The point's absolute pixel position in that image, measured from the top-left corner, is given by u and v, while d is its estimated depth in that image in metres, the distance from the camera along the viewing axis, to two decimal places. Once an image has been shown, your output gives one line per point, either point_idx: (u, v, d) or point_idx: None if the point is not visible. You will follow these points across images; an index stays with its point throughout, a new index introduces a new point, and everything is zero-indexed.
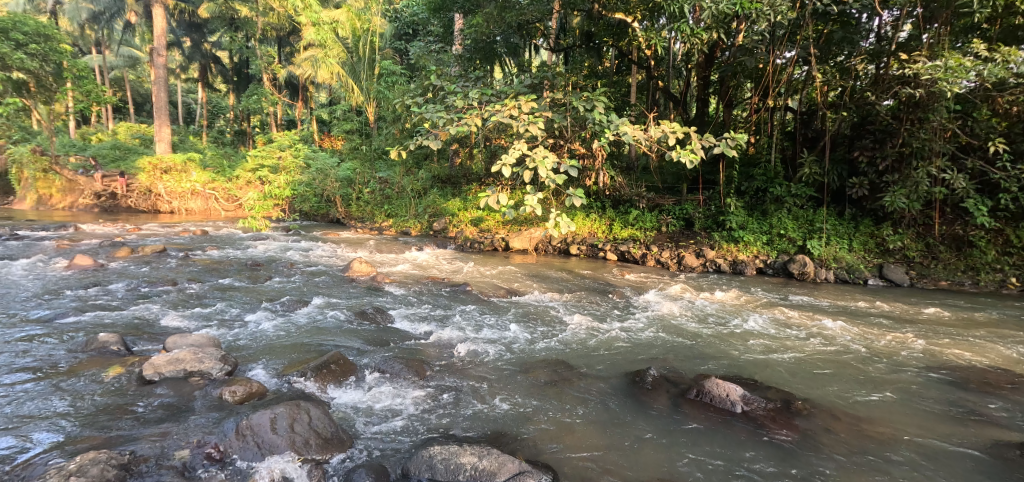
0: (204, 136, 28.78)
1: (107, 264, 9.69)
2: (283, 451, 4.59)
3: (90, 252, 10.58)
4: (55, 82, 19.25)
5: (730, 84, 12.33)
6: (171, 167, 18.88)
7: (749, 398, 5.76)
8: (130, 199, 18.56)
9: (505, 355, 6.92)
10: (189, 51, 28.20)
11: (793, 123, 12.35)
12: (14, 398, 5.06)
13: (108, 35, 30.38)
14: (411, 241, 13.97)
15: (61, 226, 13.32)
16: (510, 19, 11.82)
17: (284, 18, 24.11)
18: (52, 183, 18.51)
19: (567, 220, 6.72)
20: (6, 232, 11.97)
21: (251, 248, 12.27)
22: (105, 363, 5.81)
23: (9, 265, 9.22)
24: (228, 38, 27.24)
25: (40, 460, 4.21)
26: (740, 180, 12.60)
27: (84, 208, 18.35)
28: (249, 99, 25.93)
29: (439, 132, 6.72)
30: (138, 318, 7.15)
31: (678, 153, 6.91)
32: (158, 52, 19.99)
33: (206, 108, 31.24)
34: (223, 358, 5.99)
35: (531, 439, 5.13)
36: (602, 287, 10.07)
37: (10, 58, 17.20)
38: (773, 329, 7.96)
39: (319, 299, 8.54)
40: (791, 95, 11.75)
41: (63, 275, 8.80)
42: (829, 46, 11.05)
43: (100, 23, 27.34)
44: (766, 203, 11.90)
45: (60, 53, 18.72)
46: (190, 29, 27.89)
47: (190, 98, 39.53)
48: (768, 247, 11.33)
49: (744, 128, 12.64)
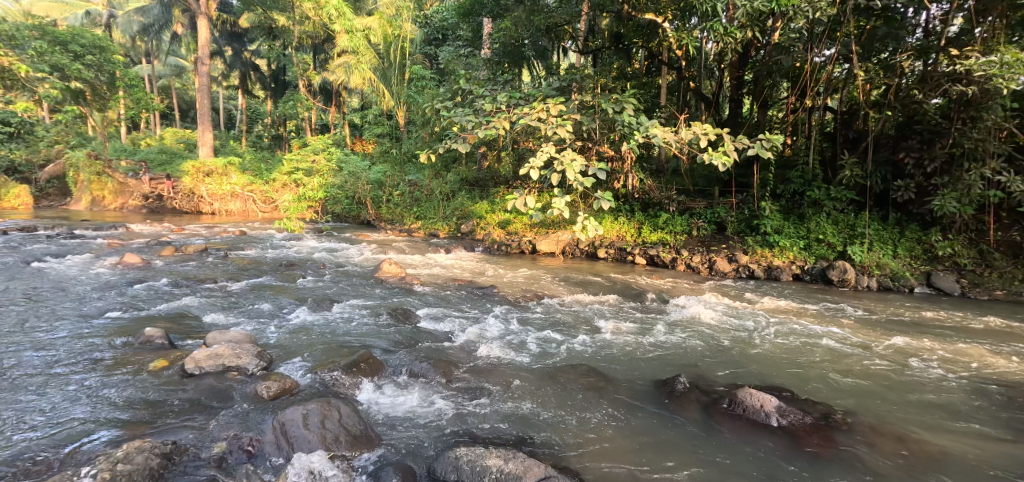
0: (243, 141, 30.06)
1: (153, 262, 10.25)
2: (315, 447, 4.72)
3: (137, 250, 11.21)
4: (109, 91, 20.45)
5: (765, 84, 11.65)
6: (213, 170, 19.80)
7: (785, 409, 5.54)
8: (176, 200, 19.58)
9: (530, 358, 6.93)
10: (230, 59, 29.43)
11: (833, 123, 11.97)
12: (69, 388, 5.39)
13: (156, 46, 32.11)
14: (439, 243, 14.16)
15: (113, 226, 14.20)
16: (538, 22, 11.90)
17: (319, 27, 24.81)
18: (105, 186, 19.68)
19: (595, 223, 6.64)
20: (63, 232, 12.83)
21: (285, 248, 12.71)
22: (152, 356, 6.13)
23: (64, 262, 9.87)
24: (267, 47, 28.29)
25: (89, 447, 4.49)
26: (776, 182, 12.20)
27: (134, 209, 19.58)
28: (286, 105, 26.91)
29: (467, 135, 6.81)
30: (180, 313, 7.51)
31: (711, 156, 6.73)
32: (202, 61, 21.03)
33: (247, 114, 32.56)
34: (259, 354, 6.26)
35: (555, 445, 5.11)
36: (631, 291, 9.93)
37: (70, 69, 18.44)
38: (811, 338, 7.66)
39: (350, 299, 8.74)
40: (831, 94, 11.32)
41: (112, 272, 9.36)
42: (872, 42, 10.53)
43: (150, 34, 28.83)
44: (803, 207, 11.47)
45: (113, 64, 19.97)
46: (232, 39, 29.18)
47: (231, 105, 41.26)
48: (806, 252, 10.89)
49: (780, 129, 12.20)
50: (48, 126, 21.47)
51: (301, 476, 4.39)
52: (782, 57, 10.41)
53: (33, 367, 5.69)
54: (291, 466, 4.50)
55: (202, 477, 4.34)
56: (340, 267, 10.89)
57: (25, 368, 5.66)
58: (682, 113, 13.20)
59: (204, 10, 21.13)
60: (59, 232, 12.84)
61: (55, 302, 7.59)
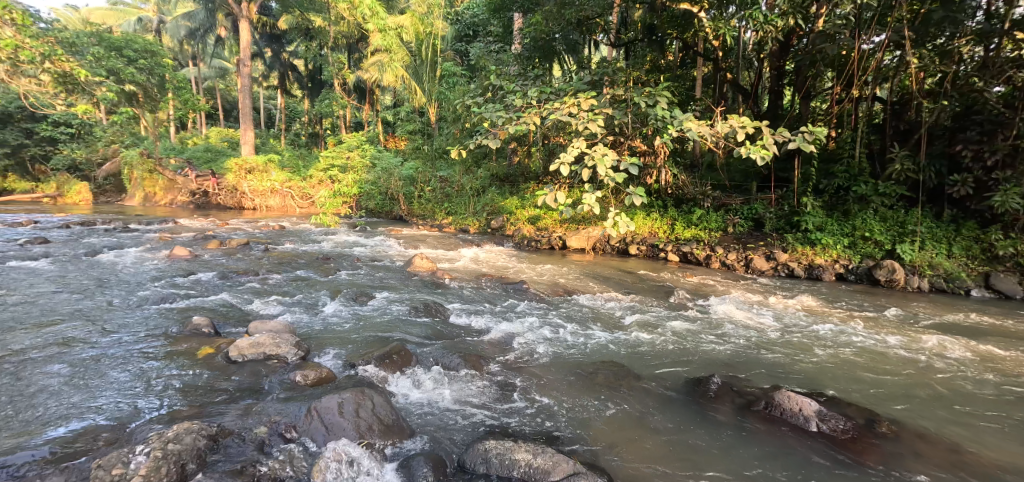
0: (283, 139, 31.20)
1: (200, 255, 10.82)
2: (349, 433, 4.90)
3: (186, 244, 11.87)
4: (160, 93, 21.60)
5: (808, 75, 11.35)
6: (255, 168, 20.60)
7: (825, 414, 5.33)
8: (220, 196, 20.53)
9: (558, 354, 6.92)
10: (270, 60, 30.43)
11: (882, 115, 11.33)
12: (122, 372, 5.76)
13: (202, 50, 33.57)
14: (469, 239, 14.31)
15: (164, 220, 15.05)
16: (569, 16, 11.68)
17: (353, 27, 25.00)
18: (156, 182, 20.99)
19: (627, 220, 6.52)
20: (121, 226, 13.72)
21: (321, 242, 13.16)
22: (199, 343, 6.49)
23: (121, 254, 10.56)
24: (305, 47, 29.14)
25: (144, 426, 4.81)
26: (818, 177, 11.64)
27: (183, 204, 20.78)
28: (322, 104, 27.68)
29: (498, 131, 6.79)
30: (225, 304, 7.91)
31: (748, 149, 6.50)
32: (244, 62, 21.90)
33: (285, 113, 33.65)
34: (297, 344, 6.50)
35: (583, 440, 5.10)
36: (663, 288, 9.77)
37: (125, 72, 19.57)
38: (854, 340, 7.35)
39: (383, 293, 8.97)
40: (881, 83, 10.61)
41: (164, 264, 9.94)
42: (926, 27, 9.83)
43: (197, 38, 30.19)
44: (848, 202, 10.82)
45: (163, 67, 21.13)
46: (271, 40, 30.18)
47: (271, 105, 42.80)
48: (851, 250, 10.37)
49: (824, 122, 11.60)
50: (105, 126, 22.81)
51: (335, 461, 4.57)
52: (826, 46, 9.79)
53: (90, 353, 6.09)
54: (326, 453, 4.67)
55: (245, 458, 4.58)
56: (373, 261, 11.21)
57: (83, 354, 6.06)
58: (717, 106, 12.68)
59: (247, 13, 22.01)
60: (115, 226, 13.66)
61: (109, 292, 8.10)
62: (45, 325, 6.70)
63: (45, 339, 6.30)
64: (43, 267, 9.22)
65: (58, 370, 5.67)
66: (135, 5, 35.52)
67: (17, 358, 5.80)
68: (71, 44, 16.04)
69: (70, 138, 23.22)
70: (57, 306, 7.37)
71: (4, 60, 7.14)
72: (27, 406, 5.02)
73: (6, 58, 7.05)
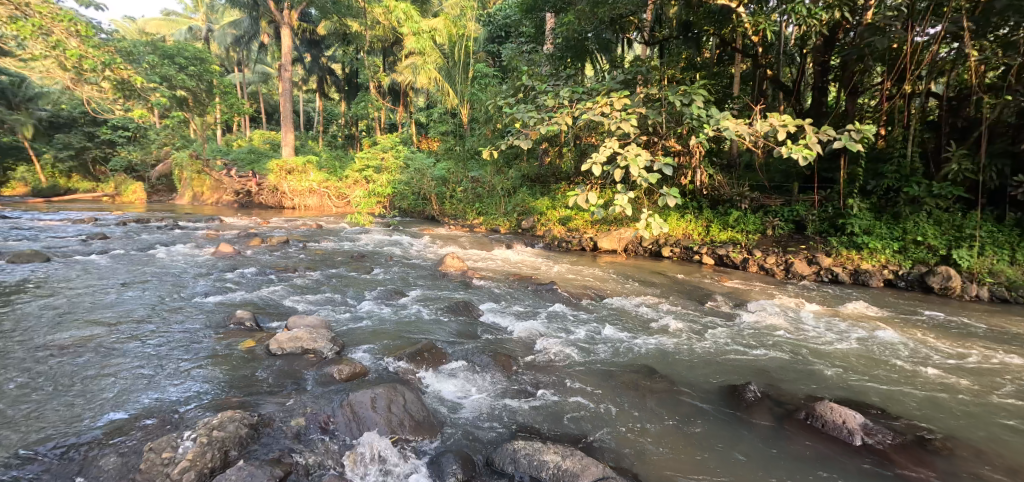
0: (320, 141, 32.25)
1: (243, 252, 11.34)
2: (381, 428, 5.02)
3: (230, 241, 12.45)
4: (207, 98, 22.81)
5: (856, 69, 10.85)
6: (294, 168, 21.40)
7: (870, 427, 5.08)
8: (262, 196, 21.45)
9: (585, 356, 6.85)
10: (309, 65, 31.39)
11: (937, 111, 10.60)
12: (172, 362, 6.10)
13: (247, 56, 35.03)
14: (499, 239, 14.37)
15: (210, 219, 15.80)
16: (602, 14, 11.37)
17: (389, 31, 25.51)
18: (204, 183, 22.34)
19: (660, 221, 6.34)
20: (171, 224, 14.53)
21: (356, 241, 13.53)
22: (243, 336, 6.83)
23: (171, 251, 11.19)
24: (343, 52, 29.88)
25: (192, 414, 5.09)
26: (867, 177, 10.93)
27: (228, 203, 21.85)
28: (358, 106, 28.38)
29: (530, 132, 6.77)
30: (266, 299, 8.27)
31: (790, 149, 6.23)
32: (285, 67, 22.75)
33: (323, 115, 34.67)
34: (333, 339, 6.71)
35: (612, 444, 5.04)
36: (698, 292, 9.53)
37: (176, 79, 20.72)
38: (897, 349, 6.95)
39: (414, 292, 9.10)
40: (936, 77, 9.92)
41: (211, 260, 10.47)
42: (988, 18, 8.70)
43: (241, 45, 31.43)
44: (899, 205, 10.20)
45: (210, 73, 22.28)
46: (311, 46, 31.05)
47: (309, 107, 44.16)
48: (901, 256, 9.82)
49: (873, 119, 10.92)
50: (158, 130, 24.04)
51: (368, 454, 4.69)
52: (876, 39, 9.16)
53: (143, 344, 6.47)
54: (359, 447, 4.80)
55: (284, 447, 4.77)
56: (405, 260, 11.45)
57: (137, 344, 6.44)
58: (756, 105, 12.16)
59: (287, 20, 22.86)
60: (167, 224, 14.48)
61: (160, 287, 8.56)
62: (104, 316, 7.16)
63: (103, 331, 6.72)
64: (99, 262, 9.85)
65: (114, 359, 6.05)
66: (184, 14, 37.18)
67: (78, 348, 6.21)
68: (128, 52, 16.99)
69: (127, 141, 24.61)
70: (114, 299, 7.85)
71: (69, 68, 7.76)
72: (88, 391, 5.38)
73: (71, 66, 7.69)
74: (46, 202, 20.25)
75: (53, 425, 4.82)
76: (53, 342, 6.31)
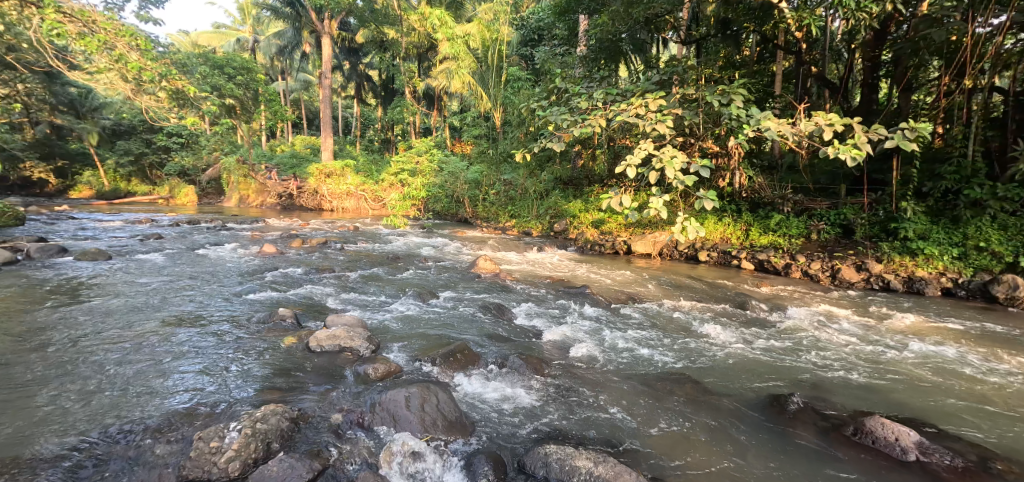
0: (357, 146, 33.31)
1: (285, 252, 11.80)
2: (414, 427, 5.08)
3: (273, 242, 13.01)
4: (253, 106, 23.98)
5: (911, 65, 10.29)
6: (333, 172, 22.20)
7: (927, 446, 4.77)
8: (303, 198, 22.39)
9: (616, 361, 6.73)
10: (348, 72, 32.39)
11: (1002, 106, 9.79)
12: (218, 357, 6.39)
13: (290, 65, 36.47)
14: (532, 242, 14.40)
15: (255, 221, 16.56)
16: (636, 14, 11.26)
17: (424, 37, 25.72)
18: (249, 186, 23.57)
19: (695, 225, 6.17)
20: (220, 225, 15.32)
21: (390, 243, 13.86)
22: (283, 333, 7.11)
23: (219, 251, 11.79)
24: (380, 58, 30.54)
25: (235, 407, 5.34)
26: (922, 178, 10.21)
27: (271, 206, 22.91)
28: (395, 111, 29.01)
29: (562, 134, 6.76)
30: (306, 298, 8.59)
31: (837, 149, 5.93)
32: (326, 75, 23.61)
33: (360, 120, 35.70)
34: (369, 337, 6.87)
35: (647, 452, 4.92)
36: (737, 298, 9.20)
37: (226, 88, 21.83)
38: (951, 361, 6.54)
39: (447, 293, 9.25)
40: (1000, 71, 9.16)
41: (254, 260, 10.96)
42: None
43: (285, 54, 32.75)
44: (959, 208, 9.44)
45: (256, 82, 23.38)
46: (349, 54, 31.80)
47: (348, 112, 45.58)
48: (961, 262, 9.16)
49: (929, 116, 10.23)
50: (208, 136, 25.28)
51: (402, 453, 4.78)
52: (933, 31, 8.66)
53: (191, 339, 6.82)
54: (393, 444, 4.89)
55: (321, 441, 4.92)
56: (437, 261, 11.63)
57: (185, 340, 6.79)
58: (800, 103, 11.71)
59: (328, 30, 23.74)
60: (216, 225, 15.29)
61: (206, 285, 9.00)
62: (156, 313, 7.58)
63: (155, 327, 7.12)
64: (151, 261, 10.44)
65: (163, 354, 6.38)
66: (232, 26, 39.20)
67: (133, 343, 6.59)
68: (182, 64, 18.03)
69: (180, 147, 26.02)
70: (166, 297, 8.32)
71: (130, 79, 8.33)
72: (142, 383, 5.71)
73: (131, 78, 8.25)
74: (108, 204, 21.72)
75: (108, 414, 5.14)
76: (110, 337, 6.73)
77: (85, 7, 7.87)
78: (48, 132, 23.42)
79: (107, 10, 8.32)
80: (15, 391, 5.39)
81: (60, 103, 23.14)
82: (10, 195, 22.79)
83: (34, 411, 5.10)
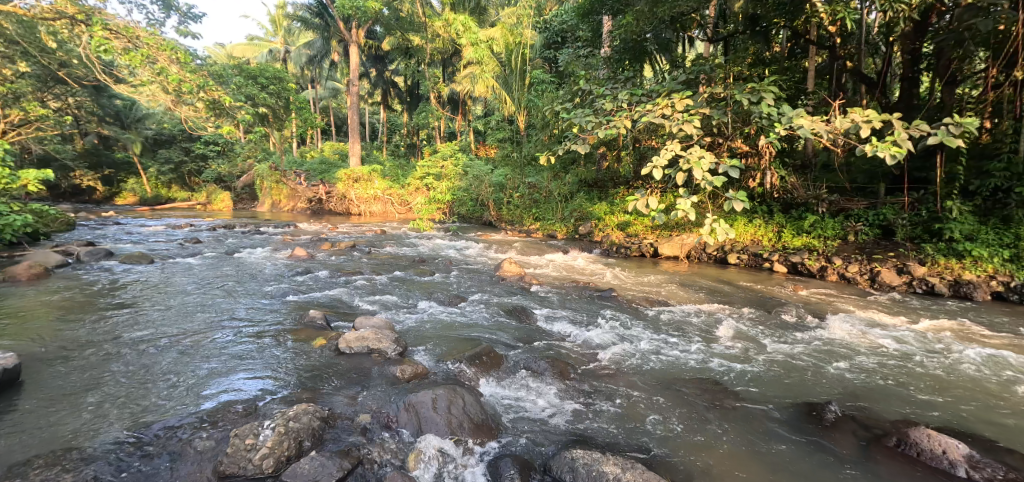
0: (384, 151, 33.90)
1: (315, 255, 12.13)
2: (441, 428, 5.12)
3: (304, 245, 13.42)
4: (284, 114, 24.79)
5: (954, 57, 9.80)
6: (361, 177, 22.35)
7: (977, 459, 4.50)
8: (332, 203, 22.92)
9: (642, 366, 6.61)
10: (375, 79, 33.00)
11: None
12: (251, 357, 6.63)
13: (319, 74, 37.44)
14: (556, 244, 14.32)
15: (287, 225, 17.09)
16: (661, 13, 11.02)
17: (448, 42, 25.99)
18: (281, 191, 24.27)
19: (725, 226, 6.00)
20: (253, 230, 15.85)
21: (415, 246, 14.06)
22: (312, 334, 7.29)
23: (252, 254, 12.22)
24: (405, 66, 30.87)
25: (268, 405, 5.52)
26: (970, 176, 9.70)
27: (302, 210, 23.58)
28: (420, 116, 29.28)
29: (587, 136, 6.72)
30: (336, 300, 8.80)
31: (875, 146, 5.67)
32: (353, 82, 24.13)
33: (386, 126, 36.10)
34: (396, 339, 6.96)
35: (674, 459, 4.81)
36: (769, 301, 8.92)
37: (260, 98, 22.62)
38: (1002, 368, 6.19)
39: (473, 296, 9.31)
40: None
41: (285, 263, 11.30)
42: None
43: (316, 63, 33.63)
44: (1011, 207, 8.94)
45: (288, 91, 24.12)
46: (376, 61, 32.30)
47: (375, 118, 46.46)
48: (1014, 265, 8.62)
49: (974, 111, 9.69)
50: (243, 144, 26.20)
51: (430, 454, 4.82)
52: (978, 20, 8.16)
53: (228, 339, 7.08)
54: (421, 445, 4.93)
55: (349, 440, 5.01)
56: (461, 264, 11.72)
57: (222, 340, 7.05)
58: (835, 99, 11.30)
59: (355, 38, 24.28)
60: (250, 230, 15.83)
61: (241, 287, 9.34)
62: (195, 314, 7.90)
63: (195, 327, 7.44)
64: (189, 264, 10.91)
65: (201, 354, 6.64)
66: (265, 38, 40.64)
67: (174, 343, 6.88)
68: (218, 75, 18.75)
69: (217, 154, 27.05)
70: (204, 298, 8.67)
71: (170, 91, 8.78)
72: (183, 381, 5.98)
73: (171, 90, 8.69)
74: (151, 210, 22.82)
75: (149, 410, 5.37)
76: (152, 337, 7.04)
77: (130, 24, 8.28)
78: (97, 143, 24.80)
79: (149, 26, 8.77)
80: (66, 388, 5.70)
81: (106, 115, 24.45)
82: (62, 202, 24.12)
83: (82, 408, 5.37)
